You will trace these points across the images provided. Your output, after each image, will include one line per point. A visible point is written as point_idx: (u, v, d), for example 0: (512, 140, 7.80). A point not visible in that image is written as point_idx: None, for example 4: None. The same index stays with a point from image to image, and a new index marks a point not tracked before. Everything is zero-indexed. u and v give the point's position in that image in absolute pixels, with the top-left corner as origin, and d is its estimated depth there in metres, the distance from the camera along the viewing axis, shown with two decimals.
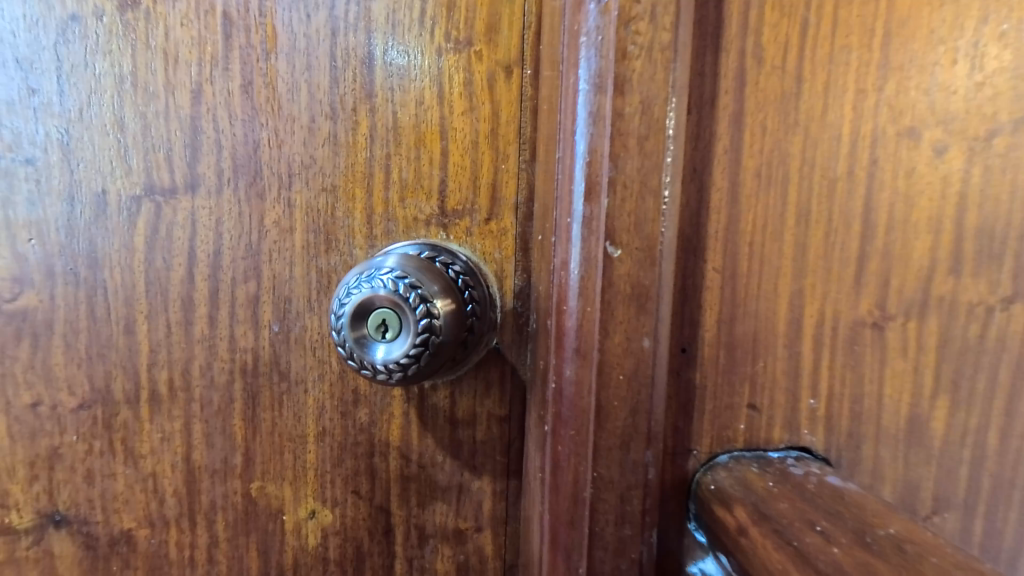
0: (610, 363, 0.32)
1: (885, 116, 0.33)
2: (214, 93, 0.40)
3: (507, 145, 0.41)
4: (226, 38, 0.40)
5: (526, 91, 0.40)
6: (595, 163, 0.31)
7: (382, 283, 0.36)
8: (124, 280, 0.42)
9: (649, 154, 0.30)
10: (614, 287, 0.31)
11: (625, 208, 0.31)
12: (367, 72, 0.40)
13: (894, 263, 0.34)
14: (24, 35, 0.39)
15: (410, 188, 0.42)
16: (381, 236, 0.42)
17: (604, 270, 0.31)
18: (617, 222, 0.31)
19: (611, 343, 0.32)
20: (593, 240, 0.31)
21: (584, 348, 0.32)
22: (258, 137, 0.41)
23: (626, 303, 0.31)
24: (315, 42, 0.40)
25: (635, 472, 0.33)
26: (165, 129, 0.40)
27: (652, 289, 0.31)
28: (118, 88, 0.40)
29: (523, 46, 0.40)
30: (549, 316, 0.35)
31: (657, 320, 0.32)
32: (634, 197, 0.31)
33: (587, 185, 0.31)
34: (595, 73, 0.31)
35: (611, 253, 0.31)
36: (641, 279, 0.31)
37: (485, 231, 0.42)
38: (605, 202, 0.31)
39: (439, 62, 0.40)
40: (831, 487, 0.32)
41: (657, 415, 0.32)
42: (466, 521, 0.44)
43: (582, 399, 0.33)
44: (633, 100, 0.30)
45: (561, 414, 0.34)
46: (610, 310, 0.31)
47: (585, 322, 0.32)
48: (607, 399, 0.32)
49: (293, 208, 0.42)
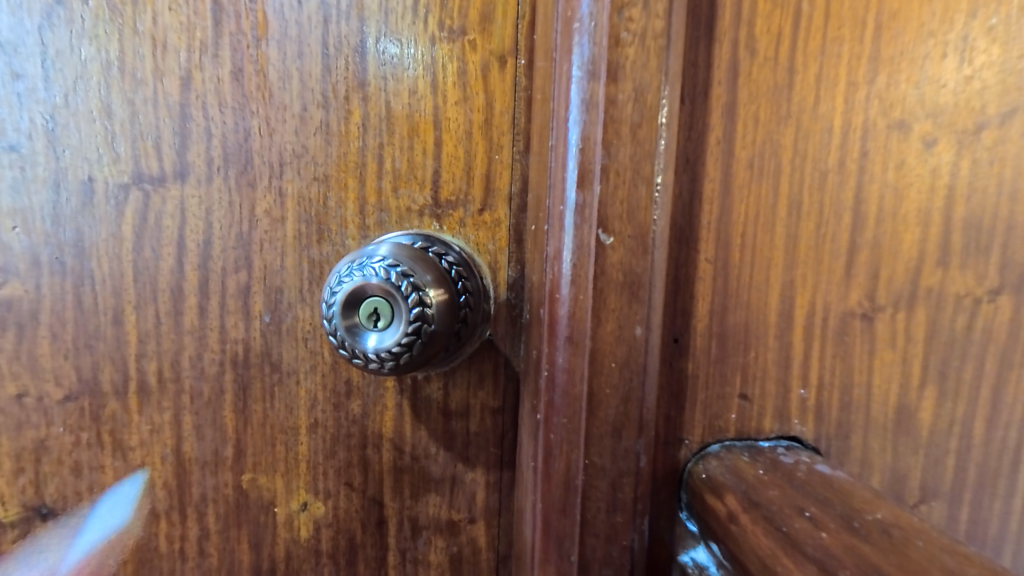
0: (603, 351, 0.32)
1: (876, 108, 0.34)
2: (204, 80, 0.40)
3: (501, 135, 0.41)
4: (216, 24, 0.39)
5: (520, 82, 0.40)
6: (588, 151, 0.31)
7: (375, 271, 0.36)
8: (112, 270, 0.41)
9: (642, 141, 0.30)
10: (607, 275, 0.31)
11: (617, 196, 0.31)
12: (359, 61, 0.40)
13: (882, 254, 0.35)
14: (8, 19, 0.39)
15: (403, 177, 0.41)
16: (374, 227, 0.42)
17: (597, 258, 0.31)
18: (609, 210, 0.31)
19: (603, 330, 0.32)
20: (586, 228, 0.31)
21: (576, 336, 0.32)
22: (249, 125, 0.40)
23: (617, 291, 0.31)
24: (307, 29, 0.39)
25: (626, 459, 0.33)
26: (154, 116, 0.40)
27: (645, 277, 0.31)
28: (104, 73, 0.39)
29: (517, 36, 0.40)
30: (541, 307, 0.35)
31: (650, 309, 0.32)
32: (627, 184, 0.31)
33: (581, 172, 0.31)
34: (588, 59, 0.30)
35: (604, 241, 0.31)
36: (633, 267, 0.31)
37: (479, 222, 0.42)
38: (598, 189, 0.31)
39: (433, 52, 0.40)
40: (821, 475, 0.32)
41: (649, 403, 0.33)
42: (459, 512, 0.45)
43: (574, 386, 0.33)
44: (627, 87, 0.30)
45: (553, 401, 0.34)
46: (603, 298, 0.31)
47: (578, 311, 0.32)
48: (599, 386, 0.32)
49: (285, 198, 0.41)
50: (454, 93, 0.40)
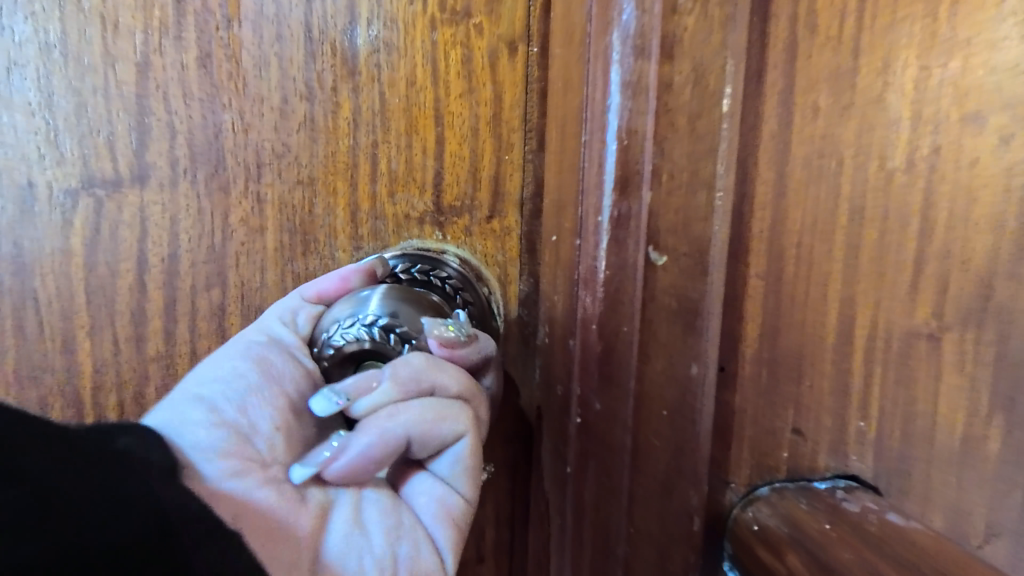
0: (649, 394, 0.28)
1: (951, 97, 0.29)
2: (165, 66, 0.34)
3: (511, 132, 0.36)
4: (177, 2, 0.34)
5: (532, 71, 0.36)
6: (635, 150, 0.27)
7: (363, 329, 0.33)
8: (61, 287, 0.36)
9: (699, 136, 0.25)
10: (656, 301, 0.27)
11: (670, 205, 0.26)
12: (349, 45, 0.34)
13: (954, 265, 0.30)
14: None
15: (400, 180, 0.36)
16: (368, 236, 0.37)
17: (645, 280, 0.28)
18: (660, 221, 0.27)
19: (651, 369, 0.28)
20: (633, 242, 0.28)
21: (614, 374, 0.30)
22: (220, 119, 0.35)
23: (668, 320, 0.27)
24: (286, 8, 0.34)
25: (675, 527, 0.27)
26: (105, 109, 0.34)
27: (699, 301, 0.26)
28: (45, 58, 0.33)
29: (528, 21, 0.35)
30: (569, 339, 0.33)
31: (708, 342, 0.26)
32: (682, 189, 0.26)
33: (625, 176, 0.28)
34: (637, 33, 0.27)
35: (655, 260, 0.27)
36: (688, 292, 0.26)
37: (487, 230, 0.38)
38: (647, 197, 0.27)
39: (432, 37, 0.35)
40: (894, 528, 0.26)
41: (706, 457, 0.26)
42: (465, 555, 0.40)
43: (614, 434, 0.30)
44: (685, 67, 0.25)
45: (587, 449, 0.32)
46: (651, 329, 0.28)
47: (622, 343, 0.29)
48: (644, 436, 0.28)
49: (264, 205, 0.36)
50: (455, 84, 0.35)
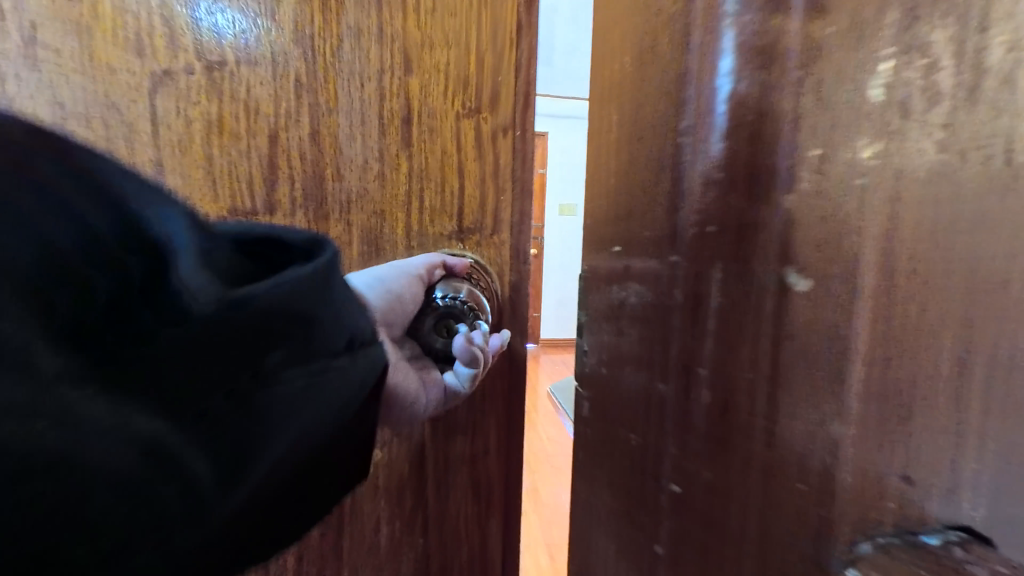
0: (778, 475, 0.23)
1: None
2: (288, 138, 0.42)
3: (506, 181, 0.47)
4: (296, 95, 0.42)
5: (519, 146, 0.47)
6: (768, 133, 0.23)
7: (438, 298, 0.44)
8: None
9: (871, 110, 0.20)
10: (798, 343, 0.22)
11: (814, 212, 0.21)
12: (406, 124, 0.44)
13: None
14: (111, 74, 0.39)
15: (434, 212, 0.46)
16: (416, 248, 0.46)
17: (778, 308, 0.23)
18: (800, 234, 0.22)
19: (791, 442, 0.22)
20: (760, 261, 0.24)
21: (726, 439, 0.26)
22: (322, 170, 0.43)
23: (813, 373, 0.22)
24: (366, 101, 0.43)
25: None
26: (247, 167, 0.42)
27: (842, 343, 0.21)
28: (204, 131, 0.41)
29: (516, 110, 0.46)
30: (658, 382, 0.30)
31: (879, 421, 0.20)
32: (838, 183, 0.21)
33: (742, 175, 0.25)
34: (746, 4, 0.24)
35: (796, 284, 0.22)
36: (850, 334, 0.20)
37: (491, 243, 0.47)
38: (790, 197, 0.22)
39: (456, 124, 0.45)
40: None
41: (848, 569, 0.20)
42: (492, 508, 0.49)
43: (721, 514, 0.26)
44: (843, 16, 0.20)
45: (689, 525, 0.28)
46: (789, 387, 0.23)
47: (737, 395, 0.25)
48: (771, 533, 0.23)
49: (351, 228, 0.44)
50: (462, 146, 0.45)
